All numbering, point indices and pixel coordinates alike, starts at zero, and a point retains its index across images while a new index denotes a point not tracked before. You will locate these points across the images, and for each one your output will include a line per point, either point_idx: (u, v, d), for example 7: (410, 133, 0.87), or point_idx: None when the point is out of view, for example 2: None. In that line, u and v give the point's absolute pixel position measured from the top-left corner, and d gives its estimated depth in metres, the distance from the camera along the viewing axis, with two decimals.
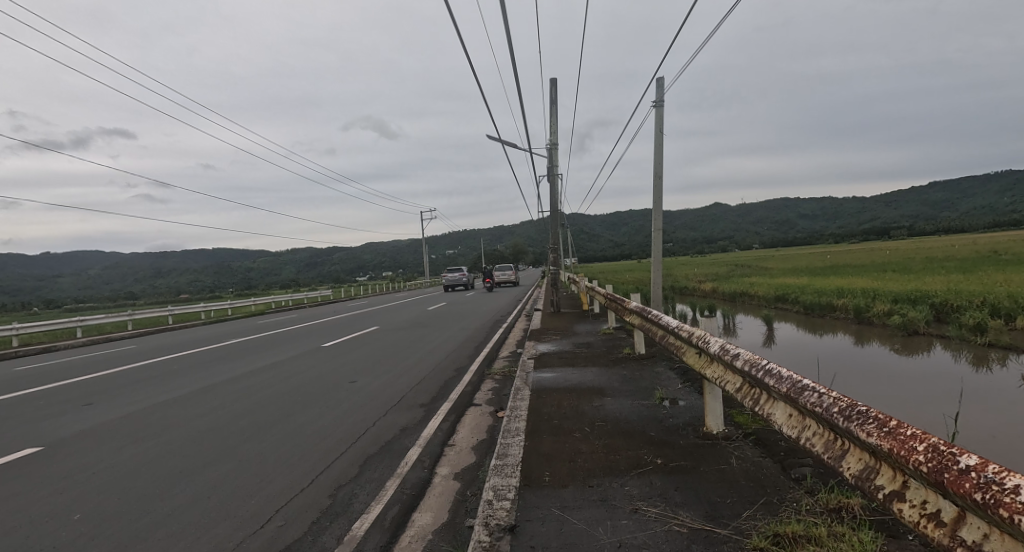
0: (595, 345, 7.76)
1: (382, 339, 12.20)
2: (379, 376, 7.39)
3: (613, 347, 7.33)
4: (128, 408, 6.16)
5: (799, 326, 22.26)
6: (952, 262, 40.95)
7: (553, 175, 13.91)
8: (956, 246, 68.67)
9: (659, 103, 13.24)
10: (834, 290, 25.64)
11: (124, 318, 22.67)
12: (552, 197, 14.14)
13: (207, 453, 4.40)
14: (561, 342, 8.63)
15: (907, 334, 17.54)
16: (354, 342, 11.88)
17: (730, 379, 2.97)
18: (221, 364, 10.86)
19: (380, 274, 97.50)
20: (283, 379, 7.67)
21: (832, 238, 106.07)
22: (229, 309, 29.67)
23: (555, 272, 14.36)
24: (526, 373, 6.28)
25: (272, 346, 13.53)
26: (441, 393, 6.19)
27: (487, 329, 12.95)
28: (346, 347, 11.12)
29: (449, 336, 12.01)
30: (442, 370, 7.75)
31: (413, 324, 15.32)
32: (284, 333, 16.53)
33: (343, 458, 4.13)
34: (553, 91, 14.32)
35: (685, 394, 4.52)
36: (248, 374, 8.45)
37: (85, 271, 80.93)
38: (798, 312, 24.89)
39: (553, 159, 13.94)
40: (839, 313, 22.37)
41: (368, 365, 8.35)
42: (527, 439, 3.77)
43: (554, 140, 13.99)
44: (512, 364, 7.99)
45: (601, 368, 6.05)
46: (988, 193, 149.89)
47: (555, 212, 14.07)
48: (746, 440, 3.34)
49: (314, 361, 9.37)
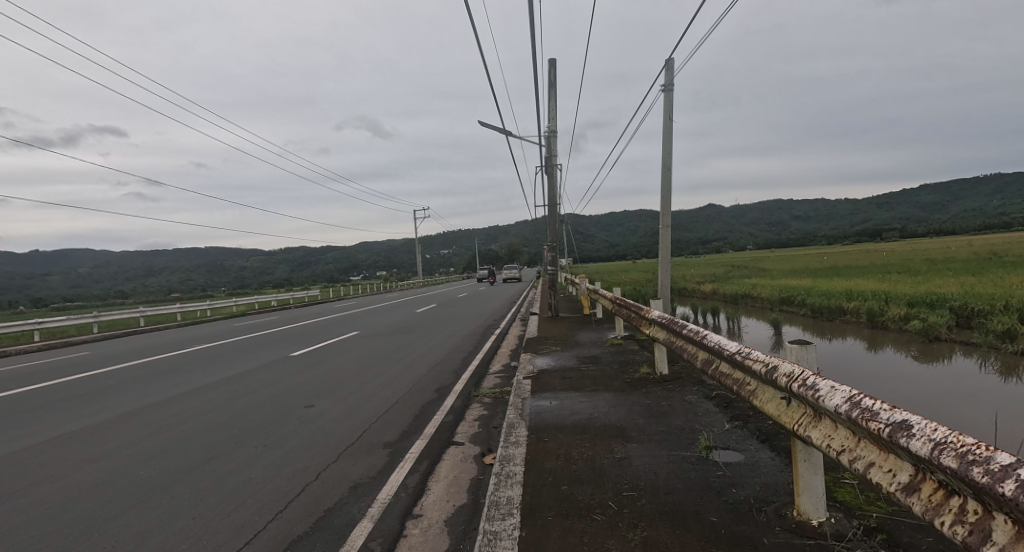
0: (603, 361, 6.53)
1: (360, 347, 10.93)
2: (345, 398, 6.15)
3: (626, 363, 6.10)
4: (17, 446, 4.88)
5: (808, 331, 21.19)
6: (957, 263, 40.06)
7: (552, 165, 12.65)
8: (955, 248, 68.28)
9: (668, 88, 12.08)
10: (842, 293, 24.59)
11: (90, 321, 21.10)
12: (550, 190, 12.90)
13: (71, 527, 3.15)
14: (564, 354, 7.37)
15: (927, 340, 16.48)
16: (328, 350, 10.62)
17: (879, 463, 1.66)
18: (177, 375, 9.60)
19: (373, 274, 95.82)
20: (230, 401, 6.40)
21: (828, 239, 105.83)
22: (209, 310, 28.16)
23: (553, 273, 13.14)
24: (521, 399, 5.02)
25: (241, 353, 12.25)
26: (414, 425, 4.94)
27: (478, 335, 11.65)
28: (318, 357, 9.86)
29: (436, 344, 10.79)
30: (420, 390, 6.49)
31: (397, 328, 14.04)
32: (257, 337, 15.21)
33: (257, 541, 2.88)
34: (551, 74, 13.10)
35: (741, 443, 3.28)
36: (193, 392, 7.20)
37: (69, 269, 78.62)
38: (805, 315, 23.87)
39: (551, 148, 12.70)
40: (849, 317, 21.36)
41: (335, 382, 7.13)
42: (525, 523, 2.53)
43: (553, 127, 12.74)
44: (503, 382, 6.76)
45: (617, 394, 4.80)
46: (981, 196, 150.37)
47: (554, 207, 12.82)
48: (874, 542, 2.08)
49: (277, 375, 8.12)
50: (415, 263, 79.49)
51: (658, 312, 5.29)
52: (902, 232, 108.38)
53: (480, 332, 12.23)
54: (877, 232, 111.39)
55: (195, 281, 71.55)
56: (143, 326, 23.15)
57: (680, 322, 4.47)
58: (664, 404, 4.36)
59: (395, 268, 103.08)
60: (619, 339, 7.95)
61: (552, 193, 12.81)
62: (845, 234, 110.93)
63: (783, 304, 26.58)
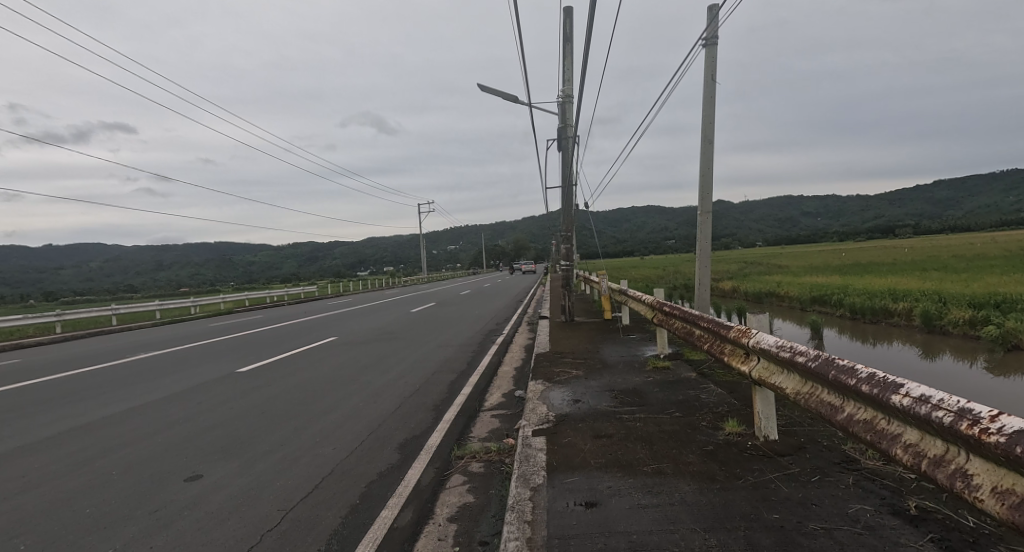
0: (653, 401, 4.35)
1: (330, 358, 8.84)
2: (263, 454, 4.08)
3: (693, 412, 3.90)
4: None
5: (849, 334, 18.98)
6: (997, 259, 37.25)
7: (567, 137, 10.42)
8: (980, 244, 65.58)
9: (710, 41, 9.82)
10: (882, 292, 22.37)
11: (51, 320, 18.99)
12: (564, 168, 10.65)
13: None
14: (590, 385, 5.15)
15: (1005, 349, 14.15)
16: (288, 362, 8.53)
17: None
18: (93, 394, 7.50)
19: (378, 270, 94.07)
20: (95, 453, 4.30)
21: (843, 235, 102.98)
22: (193, 309, 26.11)
23: (567, 269, 10.95)
24: (527, 492, 2.84)
25: (198, 361, 10.23)
26: (338, 539, 2.79)
27: (475, 344, 9.46)
28: (272, 372, 7.80)
29: (422, 353, 8.70)
30: (378, 439, 4.35)
31: (383, 333, 11.91)
32: (223, 342, 13.11)
33: None
34: (567, 27, 10.89)
35: None
36: (70, 431, 5.12)
37: (73, 263, 77.48)
38: (843, 317, 21.63)
39: (566, 117, 10.46)
40: (897, 319, 19.11)
41: (268, 419, 5.08)
42: None
43: (568, 90, 10.49)
44: (504, 428, 4.64)
45: (710, 493, 2.59)
46: (1001, 191, 145.95)
47: (569, 188, 10.57)
48: None
49: (202, 402, 6.05)
50: (420, 258, 77.42)
51: (767, 336, 2.94)
52: (921, 227, 105.22)
53: (479, 340, 10.05)
54: (893, 228, 108.18)
55: (197, 275, 69.95)
56: (114, 326, 21.05)
57: (847, 363, 2.12)
58: (819, 534, 2.13)
59: (401, 262, 101.32)
60: (666, 362, 5.73)
61: (566, 172, 10.59)
62: (860, 231, 107.62)
63: (814, 304, 24.39)
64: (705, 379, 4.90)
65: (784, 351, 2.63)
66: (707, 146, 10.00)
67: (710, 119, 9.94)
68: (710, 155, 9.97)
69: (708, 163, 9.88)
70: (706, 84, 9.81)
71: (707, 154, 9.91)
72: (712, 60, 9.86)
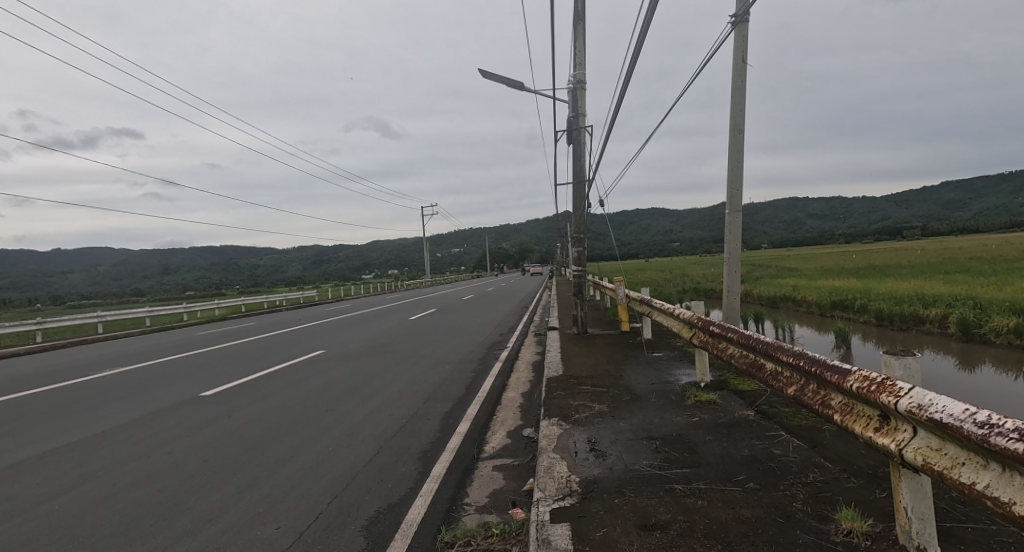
0: (713, 459, 3.22)
1: (315, 377, 7.78)
2: (181, 540, 2.97)
3: (775, 484, 2.77)
4: None
5: (877, 342, 17.81)
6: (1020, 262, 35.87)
7: (578, 128, 9.35)
8: (994, 246, 64.03)
9: (740, 18, 8.69)
10: (909, 297, 21.13)
11: (32, 328, 18.09)
12: (575, 162, 9.56)
13: None
14: (620, 427, 4.02)
15: None
16: (267, 383, 7.48)
17: None
18: (35, 419, 6.51)
19: (382, 273, 93.38)
20: None
21: (851, 236, 101.39)
22: (185, 314, 25.22)
23: (581, 274, 9.84)
24: None
25: (176, 376, 9.23)
26: None
27: (476, 361, 8.39)
28: (245, 395, 6.75)
29: (418, 371, 7.61)
30: (341, 508, 3.27)
31: (378, 345, 10.85)
32: (207, 353, 12.12)
33: None
34: (579, 5, 9.83)
35: None
36: None
37: (78, 267, 77.38)
38: (867, 322, 20.45)
39: (578, 105, 9.38)
40: (928, 325, 17.94)
41: (213, 472, 4.00)
42: None
43: (579, 75, 9.41)
44: (511, 489, 3.54)
45: None
46: (1012, 192, 143.59)
47: (581, 185, 9.47)
48: None
49: (147, 438, 5.03)
50: (423, 262, 76.59)
51: (942, 402, 1.72)
52: (933, 229, 103.43)
53: (480, 355, 8.98)
54: (903, 229, 106.53)
55: (201, 278, 69.45)
56: (101, 333, 20.14)
57: None
58: None
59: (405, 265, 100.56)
60: (713, 395, 4.57)
61: (578, 167, 9.49)
62: (870, 232, 105.97)
63: (835, 309, 23.14)
64: (773, 425, 3.73)
65: (1018, 441, 1.38)
66: (736, 136, 8.88)
67: (740, 105, 8.80)
68: (740, 146, 8.84)
69: (738, 155, 8.75)
70: (736, 67, 8.68)
71: (736, 145, 8.81)
72: (743, 40, 8.74)
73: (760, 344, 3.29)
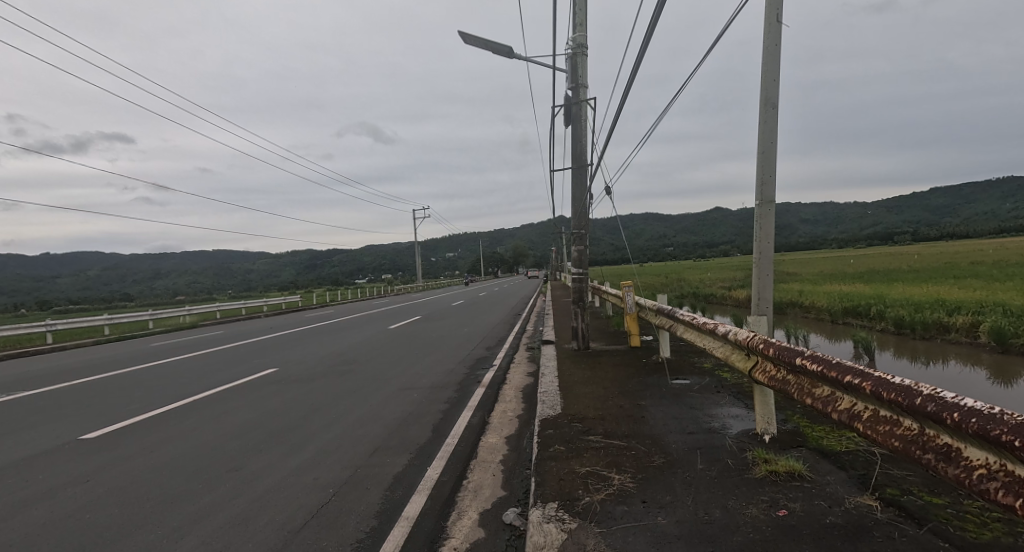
0: None
1: (243, 410, 6.10)
2: None
3: None
4: None
5: (901, 351, 16.30)
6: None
7: (578, 101, 7.81)
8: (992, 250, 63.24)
9: None
10: (929, 304, 19.72)
11: None
12: (574, 143, 7.99)
13: None
14: (665, 532, 2.41)
15: None
16: (177, 419, 5.81)
17: None
18: None
19: (374, 278, 91.71)
20: None
21: (846, 240, 100.63)
22: (152, 322, 23.47)
23: (583, 277, 8.20)
24: None
25: (89, 400, 7.59)
26: None
27: (453, 385, 6.83)
28: (138, 440, 5.08)
29: (373, 403, 5.97)
30: None
31: (341, 363, 9.22)
32: (148, 368, 10.53)
33: None
34: None
35: None
36: None
37: (61, 271, 75.34)
38: (885, 330, 19.02)
39: (578, 74, 7.84)
40: (956, 334, 16.49)
41: None
42: None
43: (580, 38, 7.87)
44: None
45: None
46: (1002, 198, 144.45)
47: (580, 170, 7.93)
48: None
49: None
50: (416, 266, 75.11)
51: None
52: (926, 233, 103.25)
53: (457, 376, 7.42)
54: (898, 232, 106.13)
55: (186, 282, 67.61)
56: (52, 343, 18.36)
57: None
58: None
59: (397, 270, 98.97)
60: (797, 463, 2.95)
61: (578, 148, 7.93)
62: (865, 236, 105.42)
63: (847, 316, 21.72)
64: (937, 540, 2.11)
65: None
66: (768, 111, 7.32)
67: (775, 73, 7.22)
68: (775, 122, 7.26)
69: (771, 134, 7.14)
70: (770, 26, 7.13)
71: (768, 122, 7.27)
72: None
73: (961, 412, 1.62)
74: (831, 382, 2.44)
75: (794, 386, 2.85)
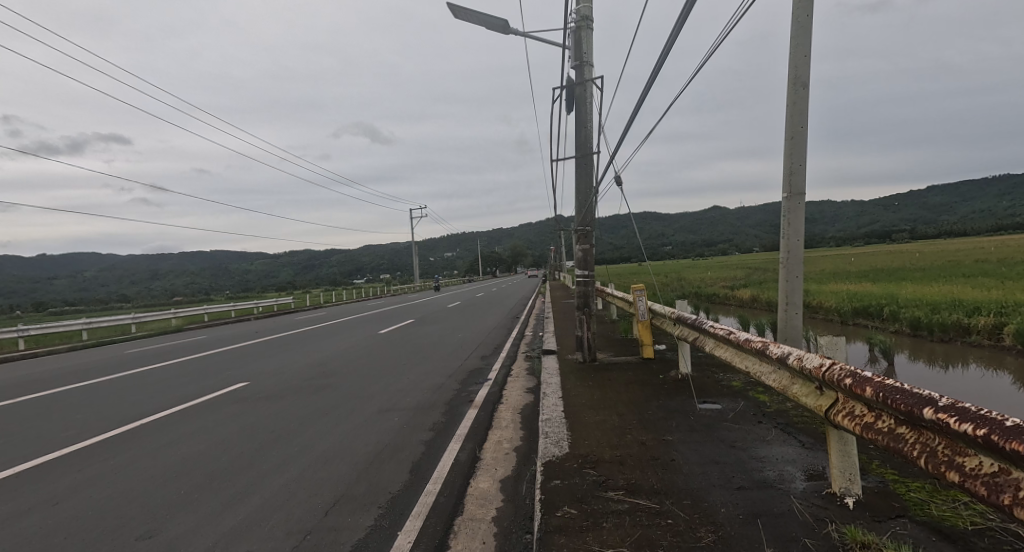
0: None
1: (190, 441, 5.15)
2: None
3: None
4: None
5: (918, 354, 15.46)
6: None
7: (583, 81, 6.93)
8: (993, 248, 62.62)
9: None
10: (945, 305, 18.86)
11: None
12: (579, 127, 7.10)
13: None
14: None
15: None
16: (109, 452, 4.89)
17: None
18: None
19: (370, 279, 90.84)
20: None
21: (844, 239, 100.15)
22: (135, 326, 22.47)
23: (590, 281, 7.24)
24: None
25: (24, 422, 6.65)
26: None
27: (440, 406, 5.94)
28: (46, 486, 4.12)
29: (343, 433, 5.04)
30: None
31: (318, 377, 8.28)
32: (108, 380, 9.60)
33: None
34: None
35: None
36: None
37: (52, 272, 74.08)
38: (899, 331, 18.19)
39: (582, 50, 6.95)
40: (977, 335, 15.64)
41: None
42: None
43: (585, 9, 6.98)
44: None
45: None
46: (999, 197, 144.33)
47: (585, 158, 7.05)
48: None
49: None
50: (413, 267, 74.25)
51: None
52: (925, 232, 102.78)
53: (444, 394, 6.53)
54: (898, 231, 105.54)
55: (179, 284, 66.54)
56: (25, 349, 17.36)
57: None
58: None
59: (394, 271, 98.12)
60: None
61: (583, 134, 7.05)
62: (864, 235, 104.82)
63: (857, 317, 20.90)
64: None
65: None
66: None
67: None
68: None
69: None
70: None
71: None
72: None
73: None
74: (1008, 457, 1.51)
75: (917, 448, 1.93)
